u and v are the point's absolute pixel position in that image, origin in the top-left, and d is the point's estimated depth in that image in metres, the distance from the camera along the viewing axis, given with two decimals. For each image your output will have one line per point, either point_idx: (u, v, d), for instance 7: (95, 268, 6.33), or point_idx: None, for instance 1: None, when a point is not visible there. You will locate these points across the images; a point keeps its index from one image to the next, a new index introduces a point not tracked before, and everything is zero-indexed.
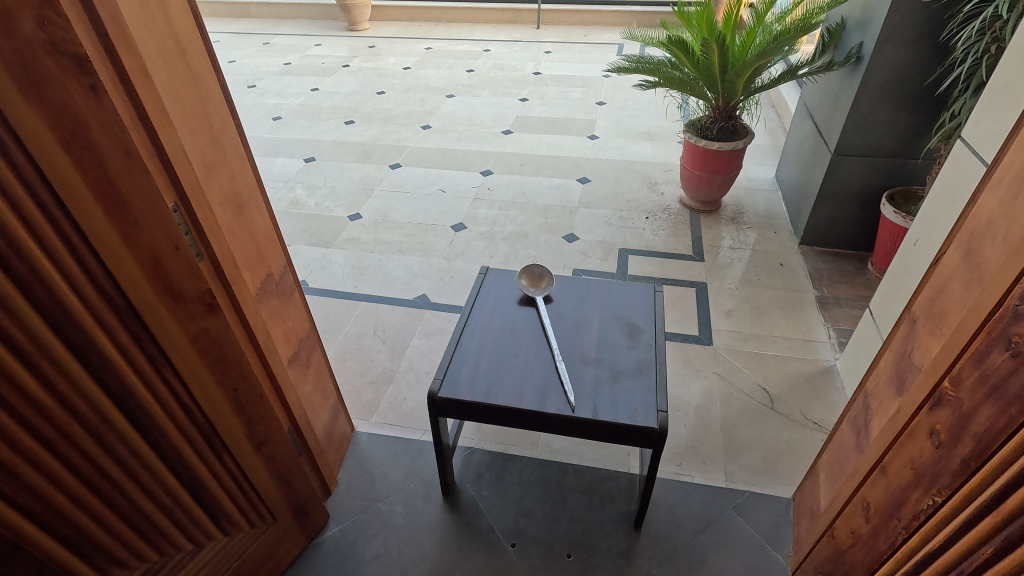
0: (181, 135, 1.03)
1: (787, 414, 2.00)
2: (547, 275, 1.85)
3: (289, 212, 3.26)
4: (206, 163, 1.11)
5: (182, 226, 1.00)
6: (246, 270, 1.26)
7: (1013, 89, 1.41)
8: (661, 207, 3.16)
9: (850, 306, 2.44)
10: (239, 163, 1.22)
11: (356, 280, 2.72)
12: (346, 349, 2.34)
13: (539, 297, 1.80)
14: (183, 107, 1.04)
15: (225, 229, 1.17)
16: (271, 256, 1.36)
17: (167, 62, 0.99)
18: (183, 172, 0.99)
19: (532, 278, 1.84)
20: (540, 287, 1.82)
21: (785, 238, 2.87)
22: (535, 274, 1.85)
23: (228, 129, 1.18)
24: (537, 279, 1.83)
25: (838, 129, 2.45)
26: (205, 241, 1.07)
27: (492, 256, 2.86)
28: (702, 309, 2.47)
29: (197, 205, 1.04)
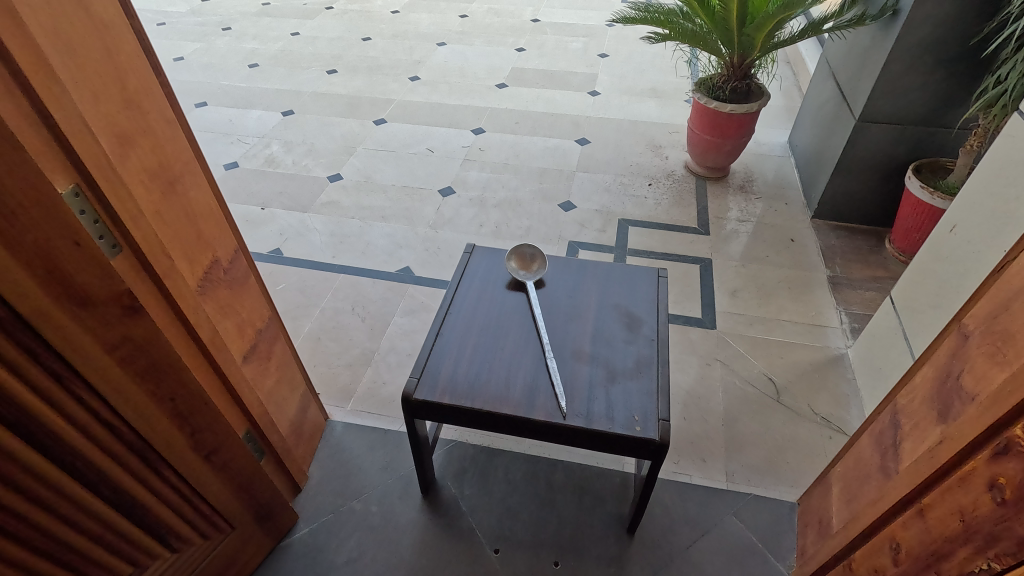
0: (80, 98, 0.82)
1: (793, 407, 1.86)
2: (539, 256, 1.67)
3: (264, 171, 3.01)
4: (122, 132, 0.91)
5: (81, 211, 0.81)
6: (184, 258, 1.07)
7: None
8: (665, 174, 2.94)
9: (864, 288, 2.27)
10: (170, 132, 1.01)
11: (335, 249, 2.53)
12: (322, 326, 2.17)
13: (529, 282, 1.62)
14: (82, 63, 0.83)
15: (150, 212, 0.97)
16: (218, 240, 1.17)
17: (52, 3, 0.77)
18: (81, 146, 0.79)
19: (521, 259, 1.66)
20: (530, 271, 1.65)
21: (797, 210, 2.67)
22: (525, 254, 1.67)
23: (151, 89, 0.97)
24: (527, 260, 1.66)
25: (866, 92, 2.22)
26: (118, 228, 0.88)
27: (482, 225, 2.66)
28: (706, 288, 2.29)
29: (105, 186, 0.84)
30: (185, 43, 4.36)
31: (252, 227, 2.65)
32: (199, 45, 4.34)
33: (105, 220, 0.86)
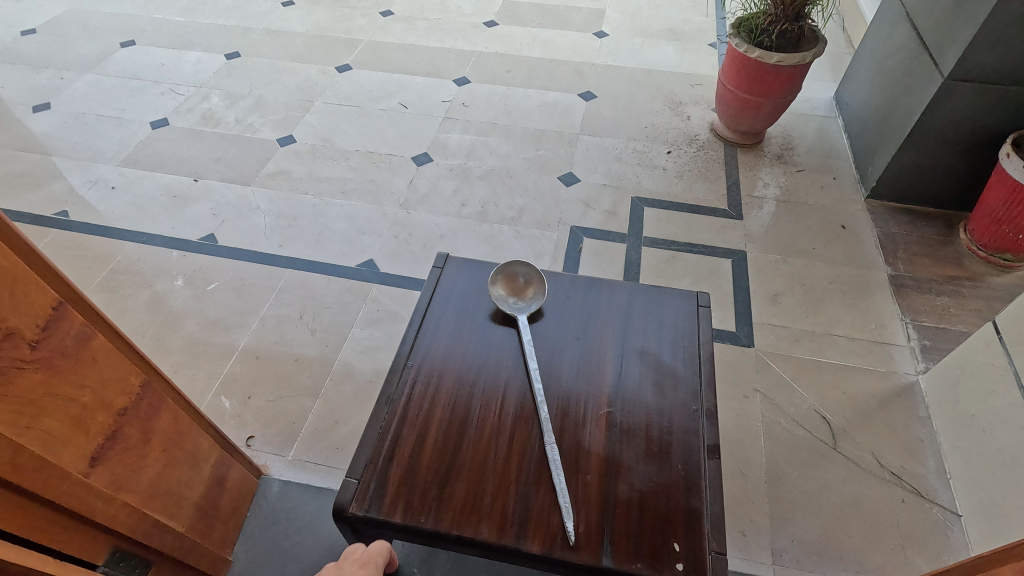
0: None
1: (853, 458, 1.47)
2: (537, 278, 1.22)
3: (200, 130, 2.48)
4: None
5: None
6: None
7: None
8: (687, 138, 2.43)
9: (934, 292, 1.85)
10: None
11: (283, 235, 2.05)
12: (262, 342, 1.74)
13: (522, 315, 1.18)
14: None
15: None
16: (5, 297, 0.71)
17: None
18: None
19: (509, 283, 1.21)
20: (524, 299, 1.20)
21: (847, 186, 2.19)
22: (517, 276, 1.22)
23: None
24: (520, 285, 1.21)
25: (962, 41, 1.70)
26: None
27: (465, 202, 2.18)
28: (740, 291, 1.86)
29: None
30: None
31: (181, 204, 2.15)
32: None
33: None
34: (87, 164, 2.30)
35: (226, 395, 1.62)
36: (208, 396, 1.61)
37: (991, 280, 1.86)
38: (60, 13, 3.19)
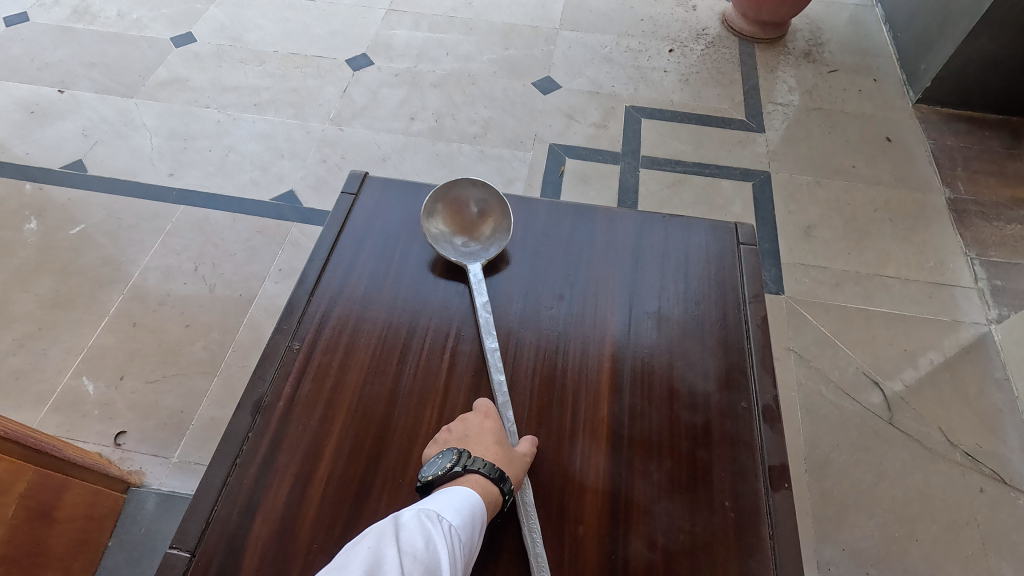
0: None
1: (915, 435, 1.14)
2: (496, 207, 0.80)
3: (68, 27, 1.91)
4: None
5: None
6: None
7: None
8: (692, 33, 1.95)
9: (1004, 220, 1.47)
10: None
11: (173, 161, 1.57)
12: (142, 303, 1.31)
13: (475, 268, 0.76)
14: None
15: None
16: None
17: None
18: None
19: (454, 216, 0.79)
20: (477, 241, 0.79)
21: (891, 90, 1.77)
22: (466, 206, 0.80)
23: None
24: (470, 218, 0.79)
25: None
26: None
27: (414, 116, 1.70)
28: (764, 222, 1.47)
29: None
30: None
31: (41, 122, 1.64)
32: None
33: None
34: None
35: (90, 375, 1.20)
36: (64, 378, 1.19)
37: None
38: None
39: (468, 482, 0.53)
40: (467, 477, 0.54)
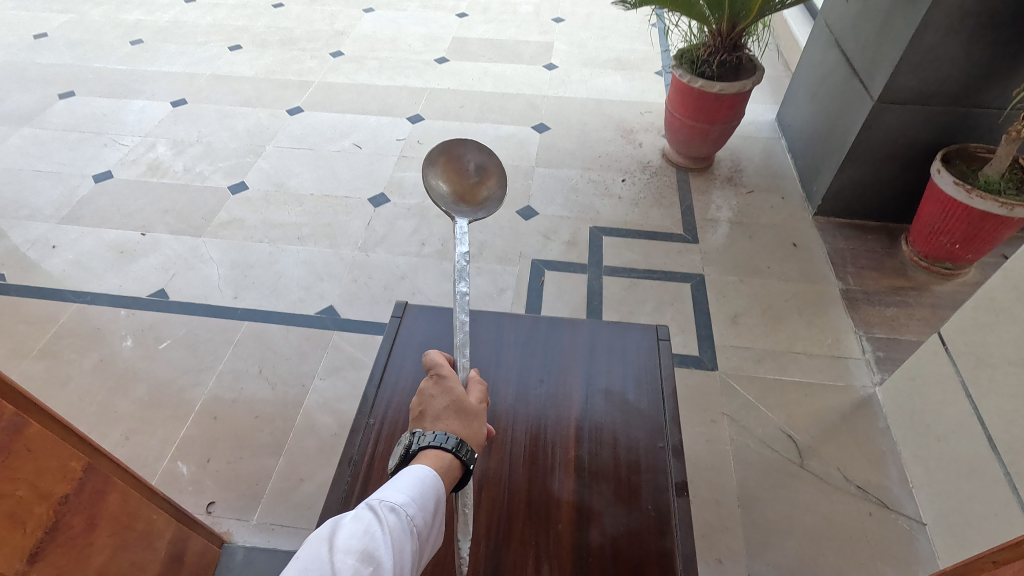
0: None
1: (821, 475, 1.49)
2: (488, 172, 1.11)
3: (146, 181, 2.40)
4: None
5: None
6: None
7: None
8: (640, 165, 2.49)
9: (885, 304, 1.91)
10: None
11: (235, 285, 1.99)
12: (220, 400, 1.67)
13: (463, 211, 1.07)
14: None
15: None
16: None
17: None
18: None
19: (451, 172, 1.10)
20: (472, 195, 1.10)
21: (796, 204, 2.27)
22: (467, 168, 1.11)
23: None
24: (469, 176, 1.10)
25: (888, 66, 1.80)
26: None
27: (424, 241, 2.16)
28: (701, 314, 1.89)
29: None
30: (48, 15, 3.56)
31: (128, 259, 2.07)
32: (68, 16, 3.55)
33: None
34: (26, 222, 2.20)
35: (182, 459, 1.54)
36: (162, 463, 1.53)
37: (934, 289, 1.94)
38: None
39: (422, 461, 0.67)
40: (424, 454, 0.68)
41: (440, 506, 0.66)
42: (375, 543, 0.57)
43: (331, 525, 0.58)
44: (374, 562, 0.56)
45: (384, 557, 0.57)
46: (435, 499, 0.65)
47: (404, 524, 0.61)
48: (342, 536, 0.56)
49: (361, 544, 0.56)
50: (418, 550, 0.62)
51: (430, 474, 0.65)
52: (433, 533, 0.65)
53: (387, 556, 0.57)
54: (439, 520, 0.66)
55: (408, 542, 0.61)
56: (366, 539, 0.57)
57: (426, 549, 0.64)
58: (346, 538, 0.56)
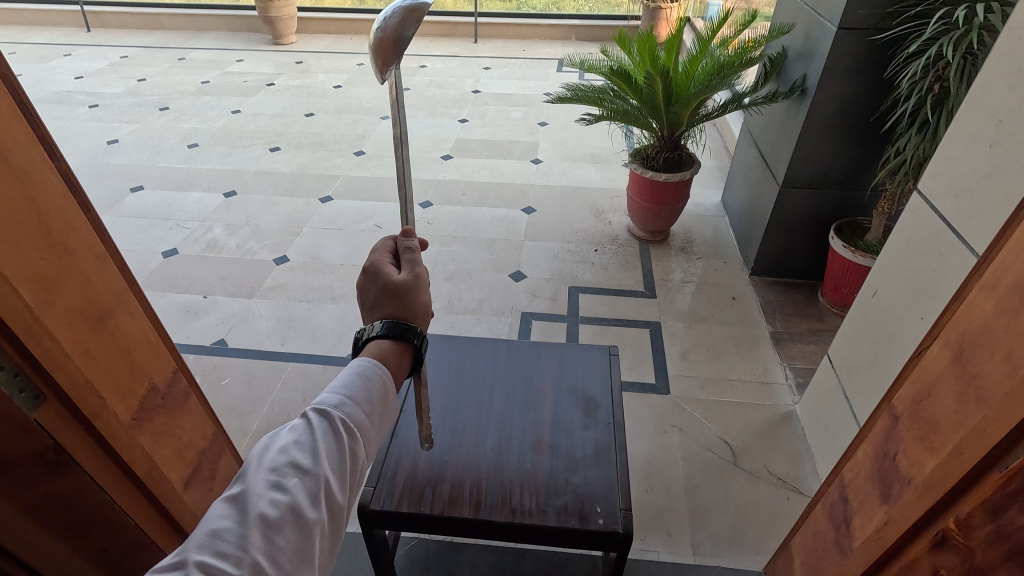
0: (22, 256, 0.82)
1: (750, 470, 1.90)
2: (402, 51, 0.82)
3: (205, 256, 2.93)
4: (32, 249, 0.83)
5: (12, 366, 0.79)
6: (116, 379, 1.01)
7: (954, 143, 1.32)
8: (610, 238, 3.04)
9: (805, 342, 2.38)
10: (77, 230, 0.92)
11: (281, 335, 2.45)
12: (271, 422, 2.08)
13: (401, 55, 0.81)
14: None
15: (86, 352, 0.93)
16: (140, 358, 1.08)
17: None
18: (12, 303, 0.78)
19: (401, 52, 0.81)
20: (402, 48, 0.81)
21: (736, 267, 2.80)
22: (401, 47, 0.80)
23: (86, 234, 0.94)
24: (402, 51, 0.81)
25: (785, 161, 2.40)
26: (50, 377, 0.86)
27: (434, 299, 2.64)
28: (658, 352, 2.35)
29: (36, 337, 0.83)
30: (118, 125, 4.27)
31: (193, 317, 2.55)
32: (134, 126, 4.26)
33: (32, 373, 0.83)
34: None
35: None
36: None
37: None
38: (75, 166, 3.72)
39: (362, 356, 0.81)
40: (370, 344, 0.84)
41: (377, 398, 0.78)
42: (300, 454, 0.69)
43: (263, 445, 0.70)
44: (300, 468, 0.68)
45: (310, 462, 0.69)
46: (364, 397, 0.77)
47: (332, 429, 0.73)
48: (272, 452, 0.69)
49: (285, 458, 0.68)
50: (355, 446, 0.74)
51: (365, 367, 0.80)
52: (372, 424, 0.77)
53: (312, 461, 0.69)
54: (376, 412, 0.78)
55: (339, 442, 0.72)
56: (291, 452, 0.69)
57: (370, 440, 0.77)
58: (274, 454, 0.69)
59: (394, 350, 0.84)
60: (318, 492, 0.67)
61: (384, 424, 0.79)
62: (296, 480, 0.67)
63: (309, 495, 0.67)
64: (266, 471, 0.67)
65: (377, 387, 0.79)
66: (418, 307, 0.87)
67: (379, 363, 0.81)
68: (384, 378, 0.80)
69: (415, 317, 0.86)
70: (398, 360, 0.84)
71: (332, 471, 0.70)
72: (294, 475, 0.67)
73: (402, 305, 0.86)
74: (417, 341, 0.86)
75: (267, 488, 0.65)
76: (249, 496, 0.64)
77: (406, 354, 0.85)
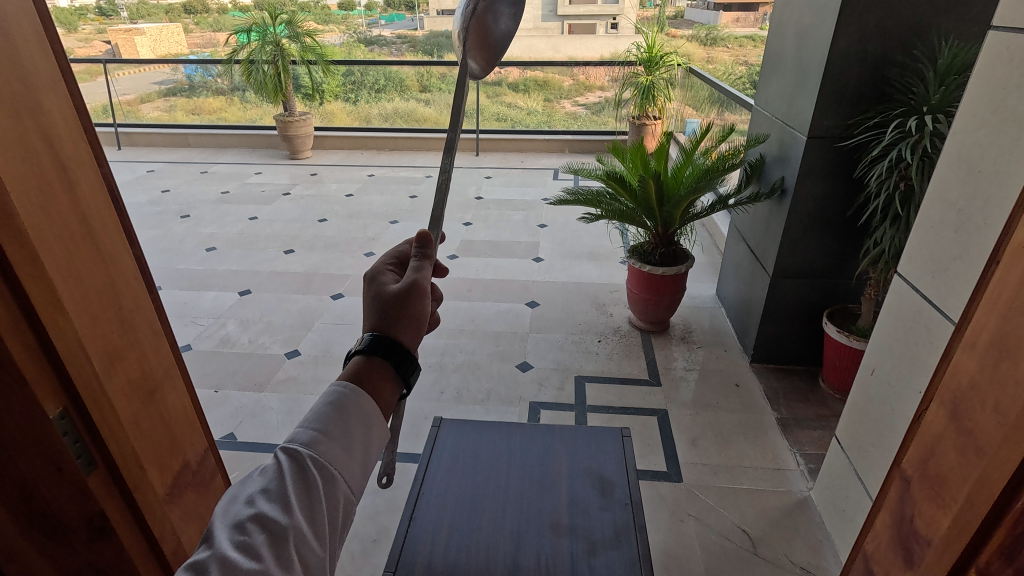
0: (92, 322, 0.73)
1: (771, 559, 1.85)
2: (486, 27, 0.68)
3: (219, 351, 3.00)
4: (103, 306, 0.75)
5: (70, 433, 0.70)
6: (155, 451, 0.86)
7: (923, 230, 1.48)
8: (612, 330, 3.15)
9: (812, 427, 2.40)
10: (140, 290, 0.84)
11: (291, 428, 2.46)
12: None
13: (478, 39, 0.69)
14: (52, 211, 0.67)
15: (133, 428, 0.80)
16: (188, 437, 0.96)
17: (66, 243, 0.69)
18: (80, 364, 0.70)
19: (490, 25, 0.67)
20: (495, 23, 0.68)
21: (736, 355, 2.88)
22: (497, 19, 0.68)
23: (143, 304, 0.85)
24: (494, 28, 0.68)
25: (773, 254, 2.57)
26: (103, 446, 0.74)
27: (443, 390, 2.68)
28: (667, 440, 2.36)
29: (95, 403, 0.73)
30: (141, 231, 4.52)
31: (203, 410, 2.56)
32: (156, 232, 4.51)
33: (86, 439, 0.72)
34: None
35: None
36: None
37: None
38: None
39: (339, 377, 0.63)
40: (350, 362, 0.65)
41: (359, 430, 0.60)
42: (269, 505, 0.54)
43: (229, 495, 0.57)
44: (268, 524, 0.54)
45: (279, 516, 0.54)
46: (343, 428, 0.60)
47: (304, 472, 0.57)
48: (237, 504, 0.55)
49: (251, 511, 0.54)
50: (337, 491, 0.58)
51: (342, 392, 0.61)
52: (358, 461, 0.60)
53: (280, 515, 0.54)
54: (360, 448, 0.60)
55: (315, 489, 0.57)
56: (258, 503, 0.55)
57: (356, 483, 0.60)
58: (238, 506, 0.55)
59: (373, 373, 0.64)
60: (290, 551, 0.53)
61: (373, 461, 0.61)
62: (264, 539, 0.53)
63: (278, 557, 0.52)
64: (228, 528, 0.53)
65: (359, 417, 0.61)
66: (408, 319, 0.66)
67: (356, 390, 0.62)
68: (365, 408, 0.61)
69: (400, 329, 0.65)
70: (379, 388, 0.64)
71: (306, 526, 0.55)
72: (260, 533, 0.53)
73: (388, 315, 0.65)
74: (400, 365, 0.64)
75: (229, 548, 0.51)
76: (204, 563, 0.50)
77: (388, 381, 0.64)
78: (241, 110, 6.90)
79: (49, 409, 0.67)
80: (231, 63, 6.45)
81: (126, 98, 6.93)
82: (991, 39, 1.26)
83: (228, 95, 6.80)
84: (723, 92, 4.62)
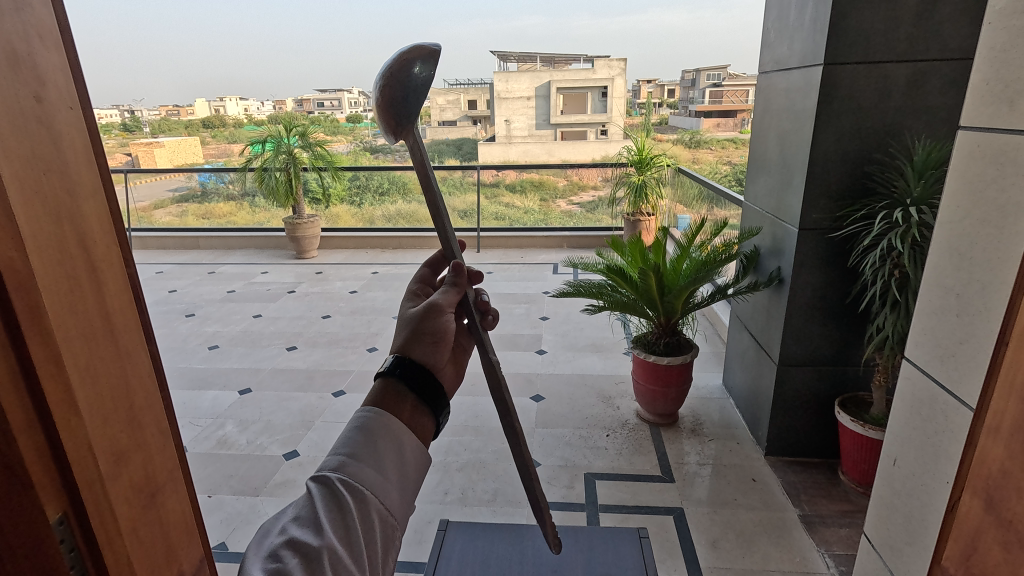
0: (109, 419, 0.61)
1: None
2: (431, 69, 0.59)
3: (215, 453, 2.90)
4: (111, 397, 0.60)
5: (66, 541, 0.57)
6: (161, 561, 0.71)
7: (924, 315, 1.51)
8: (620, 422, 3.07)
9: (837, 525, 2.27)
10: (154, 383, 0.68)
11: None
12: None
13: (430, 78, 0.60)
14: None
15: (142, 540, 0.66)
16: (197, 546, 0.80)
17: None
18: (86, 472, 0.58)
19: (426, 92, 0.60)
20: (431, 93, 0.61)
21: (749, 448, 2.80)
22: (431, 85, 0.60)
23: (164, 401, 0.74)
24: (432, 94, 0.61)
25: (777, 342, 2.58)
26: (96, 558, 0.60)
27: (448, 491, 2.56)
28: (685, 542, 2.22)
29: (102, 510, 0.60)
30: None
31: None
32: (161, 331, 4.54)
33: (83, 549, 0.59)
34: None
35: None
36: None
37: None
38: None
39: (363, 400, 0.62)
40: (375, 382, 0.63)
41: (391, 450, 0.58)
42: (301, 530, 0.54)
43: (265, 528, 0.56)
44: (300, 549, 0.53)
45: (311, 540, 0.53)
46: (372, 450, 0.58)
47: (334, 496, 0.55)
48: (272, 535, 0.55)
49: (283, 539, 0.53)
50: (373, 510, 0.56)
51: (368, 415, 0.60)
52: (393, 483, 0.58)
53: (311, 538, 0.53)
54: (394, 466, 0.58)
55: (347, 510, 0.55)
56: (290, 530, 0.54)
57: (394, 502, 0.58)
58: (272, 537, 0.54)
59: (391, 395, 0.62)
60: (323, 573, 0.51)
61: (410, 480, 0.59)
62: (297, 563, 0.52)
63: None
64: (263, 558, 0.52)
65: (388, 437, 0.59)
66: (423, 335, 0.63)
67: (379, 410, 0.60)
68: (394, 427, 0.59)
69: (415, 344, 0.63)
70: (399, 409, 0.61)
71: (341, 548, 0.53)
72: (293, 559, 0.52)
73: (405, 333, 0.64)
74: (419, 385, 0.62)
75: None
76: None
77: (407, 403, 0.61)
78: (251, 214, 7.22)
79: (50, 513, 0.56)
80: (244, 171, 6.82)
81: (142, 204, 7.26)
82: (961, 138, 1.37)
83: (238, 200, 7.15)
84: (711, 189, 4.88)
